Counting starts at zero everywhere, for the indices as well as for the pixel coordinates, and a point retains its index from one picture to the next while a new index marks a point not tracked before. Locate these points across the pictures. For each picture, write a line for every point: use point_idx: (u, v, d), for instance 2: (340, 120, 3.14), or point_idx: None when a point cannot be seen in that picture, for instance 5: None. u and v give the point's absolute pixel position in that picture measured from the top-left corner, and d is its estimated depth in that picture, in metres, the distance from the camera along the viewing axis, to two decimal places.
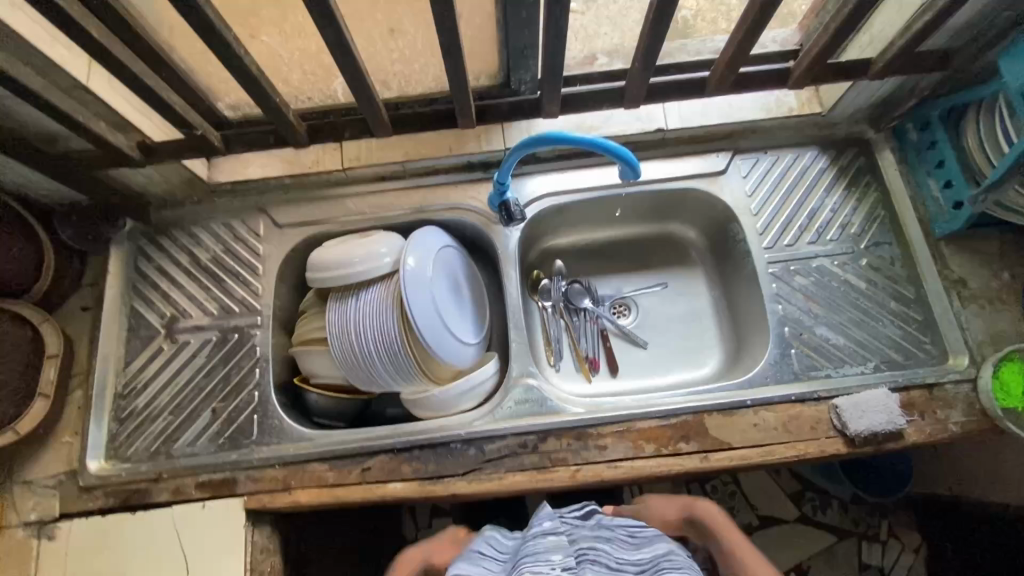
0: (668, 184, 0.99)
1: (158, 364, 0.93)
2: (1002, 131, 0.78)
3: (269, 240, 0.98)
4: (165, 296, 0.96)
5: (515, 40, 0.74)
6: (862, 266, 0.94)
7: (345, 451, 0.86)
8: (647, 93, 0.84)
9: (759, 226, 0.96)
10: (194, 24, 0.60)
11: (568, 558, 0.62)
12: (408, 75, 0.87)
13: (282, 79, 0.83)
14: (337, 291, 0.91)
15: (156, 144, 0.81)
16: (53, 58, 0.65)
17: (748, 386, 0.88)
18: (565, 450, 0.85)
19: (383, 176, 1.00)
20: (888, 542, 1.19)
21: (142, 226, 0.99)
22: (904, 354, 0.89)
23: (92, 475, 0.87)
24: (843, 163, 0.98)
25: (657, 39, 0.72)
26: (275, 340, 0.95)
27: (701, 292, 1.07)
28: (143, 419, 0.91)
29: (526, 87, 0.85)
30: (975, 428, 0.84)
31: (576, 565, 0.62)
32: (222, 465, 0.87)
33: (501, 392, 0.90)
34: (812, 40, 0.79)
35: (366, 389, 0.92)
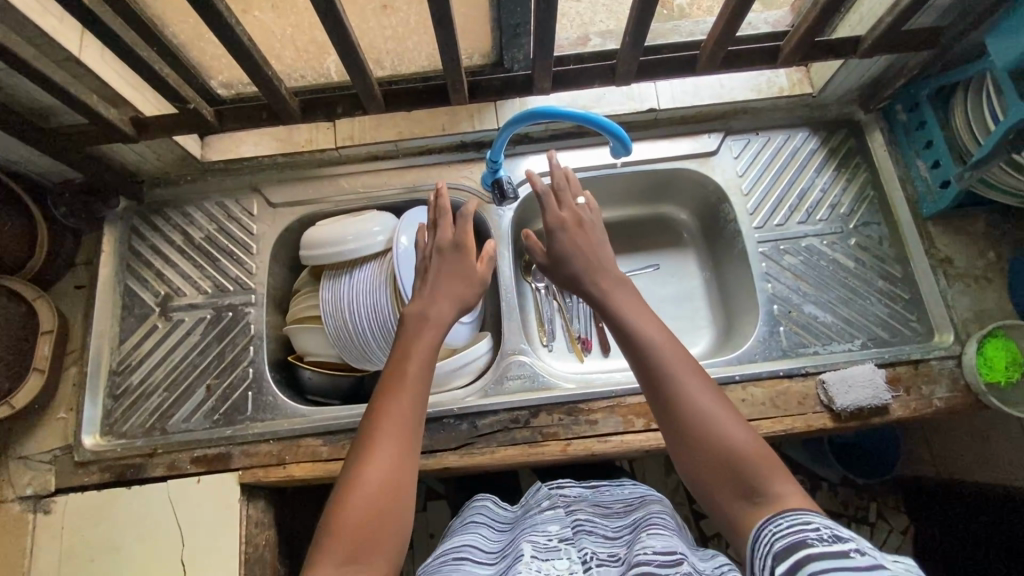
0: (659, 164, 0.99)
1: (152, 342, 0.94)
2: (989, 109, 0.79)
3: (263, 219, 0.98)
4: (158, 274, 0.97)
5: (507, 19, 0.76)
6: (851, 245, 0.95)
7: (339, 426, 0.87)
8: (638, 71, 0.85)
9: (749, 206, 0.97)
10: None
11: (565, 528, 0.64)
12: (401, 53, 0.87)
13: (274, 56, 0.83)
14: (331, 270, 0.92)
15: (148, 119, 0.82)
16: (43, 28, 0.65)
17: (736, 363, 0.89)
18: (556, 425, 0.86)
19: (376, 156, 1.00)
20: (876, 523, 1.22)
21: (135, 205, 0.99)
22: (890, 332, 0.91)
23: (87, 450, 0.88)
24: (833, 144, 0.99)
25: (646, 15, 0.72)
26: (269, 319, 0.96)
27: (692, 274, 1.08)
28: (138, 396, 0.92)
29: (518, 65, 0.86)
30: (959, 403, 0.85)
31: (574, 534, 0.63)
32: (217, 440, 0.88)
33: (494, 369, 0.91)
34: (802, 18, 0.80)
35: (360, 367, 0.93)
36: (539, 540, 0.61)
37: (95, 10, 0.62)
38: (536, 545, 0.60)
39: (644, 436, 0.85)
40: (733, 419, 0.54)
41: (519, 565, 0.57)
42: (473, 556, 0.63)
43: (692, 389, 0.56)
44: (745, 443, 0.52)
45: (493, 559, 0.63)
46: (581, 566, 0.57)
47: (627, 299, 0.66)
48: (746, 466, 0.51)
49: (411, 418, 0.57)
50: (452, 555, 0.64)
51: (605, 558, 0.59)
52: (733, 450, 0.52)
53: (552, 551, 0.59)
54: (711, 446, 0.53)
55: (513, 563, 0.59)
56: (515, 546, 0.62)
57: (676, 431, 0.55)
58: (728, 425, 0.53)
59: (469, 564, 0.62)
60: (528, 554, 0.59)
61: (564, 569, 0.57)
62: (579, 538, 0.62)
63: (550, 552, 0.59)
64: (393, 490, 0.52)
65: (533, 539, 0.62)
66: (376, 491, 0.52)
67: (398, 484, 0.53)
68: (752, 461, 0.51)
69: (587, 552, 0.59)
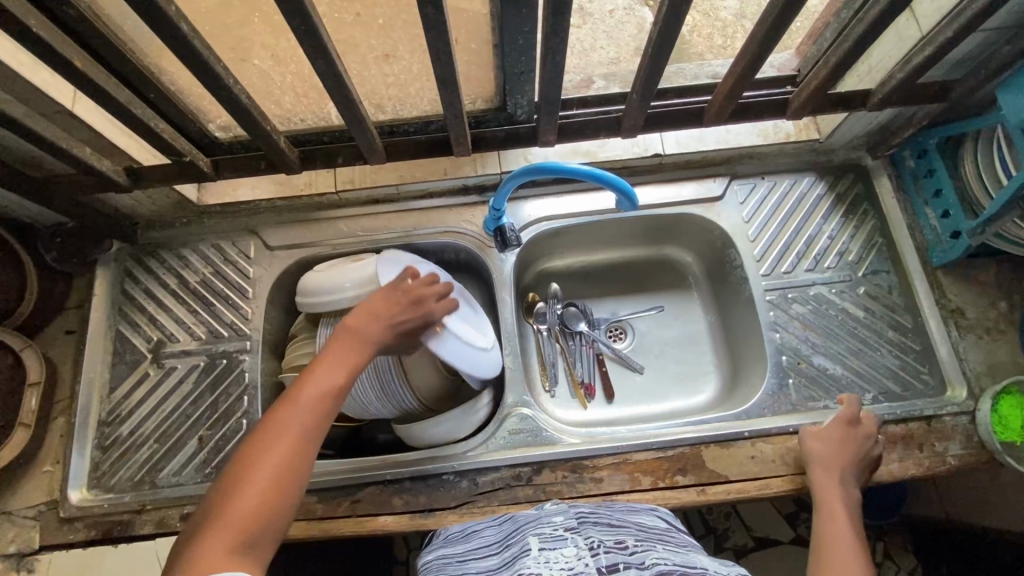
0: (663, 210, 0.98)
1: (144, 389, 0.91)
2: (1001, 163, 0.78)
3: (259, 262, 0.96)
4: (151, 320, 0.94)
5: (511, 66, 0.72)
6: (860, 294, 0.93)
7: (335, 483, 0.84)
8: (644, 123, 0.84)
9: (756, 253, 0.96)
10: (181, 54, 0.58)
11: (570, 520, 0.61)
12: (403, 99, 0.85)
13: (274, 102, 0.81)
14: (328, 318, 0.89)
15: (143, 169, 0.80)
16: (35, 84, 0.64)
17: (745, 417, 0.87)
18: (560, 482, 0.84)
19: (377, 199, 0.98)
20: (883, 564, 1.15)
21: (129, 247, 0.97)
22: (901, 385, 0.89)
23: (74, 505, 0.85)
24: (840, 189, 0.98)
25: (657, 70, 0.70)
26: (264, 366, 0.93)
27: (697, 316, 1.06)
28: (128, 447, 0.89)
29: (523, 111, 0.83)
30: (973, 461, 0.83)
31: (578, 523, 0.60)
32: (209, 496, 0.85)
33: (495, 422, 0.88)
34: (812, 71, 0.79)
35: (357, 416, 0.90)
36: (545, 531, 0.58)
37: (87, 72, 0.60)
38: (542, 537, 0.57)
39: (651, 495, 0.82)
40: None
41: (526, 558, 0.53)
42: (476, 555, 0.62)
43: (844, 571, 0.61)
44: None
45: (496, 553, 0.60)
46: (589, 554, 0.52)
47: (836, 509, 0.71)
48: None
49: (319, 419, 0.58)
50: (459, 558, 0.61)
51: (611, 545, 0.54)
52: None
53: (558, 542, 0.55)
54: None
55: (519, 556, 0.55)
56: (520, 537, 0.59)
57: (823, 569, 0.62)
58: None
59: (472, 563, 0.60)
60: (535, 547, 0.55)
61: (571, 557, 0.52)
62: (583, 528, 0.59)
63: (556, 542, 0.56)
64: (282, 486, 0.53)
65: (539, 531, 0.59)
66: (265, 486, 0.52)
67: (291, 483, 0.53)
68: None
69: (594, 540, 0.55)
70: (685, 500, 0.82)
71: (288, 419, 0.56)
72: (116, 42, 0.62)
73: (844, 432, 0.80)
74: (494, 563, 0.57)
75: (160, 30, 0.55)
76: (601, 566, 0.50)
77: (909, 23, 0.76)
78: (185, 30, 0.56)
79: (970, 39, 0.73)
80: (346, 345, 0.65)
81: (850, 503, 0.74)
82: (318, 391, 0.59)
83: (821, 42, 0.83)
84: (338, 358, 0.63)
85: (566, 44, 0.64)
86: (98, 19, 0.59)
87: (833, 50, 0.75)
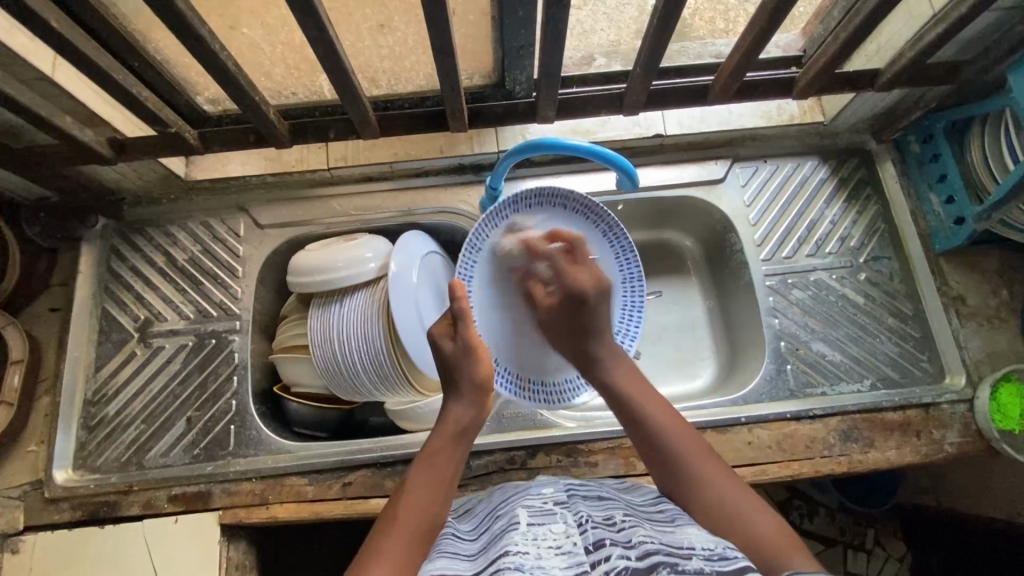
0: (664, 192, 0.96)
1: (131, 369, 0.89)
2: (1008, 147, 0.77)
3: (249, 241, 0.94)
4: (138, 298, 0.92)
5: (510, 40, 0.68)
6: (861, 280, 0.92)
7: (326, 464, 0.84)
8: (646, 100, 0.81)
9: (757, 237, 0.94)
10: (165, 16, 0.55)
11: (559, 492, 0.60)
12: (398, 73, 0.82)
13: (264, 73, 0.78)
14: (319, 298, 0.86)
15: (128, 140, 0.77)
16: (12, 47, 0.61)
17: (743, 402, 0.86)
18: (555, 466, 0.83)
19: (371, 177, 0.96)
20: (873, 551, 1.14)
21: (114, 223, 0.94)
22: (901, 372, 0.88)
23: (59, 486, 0.84)
24: (844, 173, 0.96)
25: (660, 43, 0.68)
26: (254, 347, 0.92)
27: (695, 302, 1.04)
28: (115, 427, 0.87)
29: (521, 88, 0.81)
30: (970, 449, 0.83)
31: (568, 497, 0.59)
32: (197, 478, 0.84)
33: (488, 405, 0.87)
34: (820, 49, 0.77)
35: (348, 398, 0.88)
36: (534, 503, 0.57)
37: (65, 34, 0.58)
38: (531, 509, 0.56)
39: (645, 479, 0.82)
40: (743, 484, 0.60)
41: (513, 533, 0.52)
42: (466, 528, 0.61)
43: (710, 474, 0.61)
44: (768, 528, 0.56)
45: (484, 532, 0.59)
46: (578, 531, 0.51)
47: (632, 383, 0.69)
48: (783, 554, 0.53)
49: (433, 517, 0.59)
50: (447, 535, 0.60)
51: (600, 521, 0.53)
52: (762, 534, 0.55)
53: (547, 516, 0.54)
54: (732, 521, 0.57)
55: (506, 530, 0.54)
56: (510, 509, 0.58)
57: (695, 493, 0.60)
58: (749, 497, 0.59)
59: (464, 538, 0.59)
60: (524, 521, 0.54)
61: (560, 535, 0.51)
62: (572, 502, 0.58)
63: (545, 517, 0.55)
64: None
65: (527, 503, 0.58)
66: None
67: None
68: (758, 530, 0.56)
69: (582, 515, 0.54)
70: None
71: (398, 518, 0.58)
72: (98, 4, 0.59)
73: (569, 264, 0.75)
74: (484, 538, 0.56)
75: None
76: (588, 544, 0.49)
77: (920, 1, 0.73)
78: None
79: (982, 17, 0.71)
80: (450, 437, 0.66)
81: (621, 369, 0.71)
82: (433, 485, 0.61)
83: (827, 21, 0.81)
84: (441, 454, 0.64)
85: (569, 13, 0.61)
86: None
87: (842, 27, 0.73)
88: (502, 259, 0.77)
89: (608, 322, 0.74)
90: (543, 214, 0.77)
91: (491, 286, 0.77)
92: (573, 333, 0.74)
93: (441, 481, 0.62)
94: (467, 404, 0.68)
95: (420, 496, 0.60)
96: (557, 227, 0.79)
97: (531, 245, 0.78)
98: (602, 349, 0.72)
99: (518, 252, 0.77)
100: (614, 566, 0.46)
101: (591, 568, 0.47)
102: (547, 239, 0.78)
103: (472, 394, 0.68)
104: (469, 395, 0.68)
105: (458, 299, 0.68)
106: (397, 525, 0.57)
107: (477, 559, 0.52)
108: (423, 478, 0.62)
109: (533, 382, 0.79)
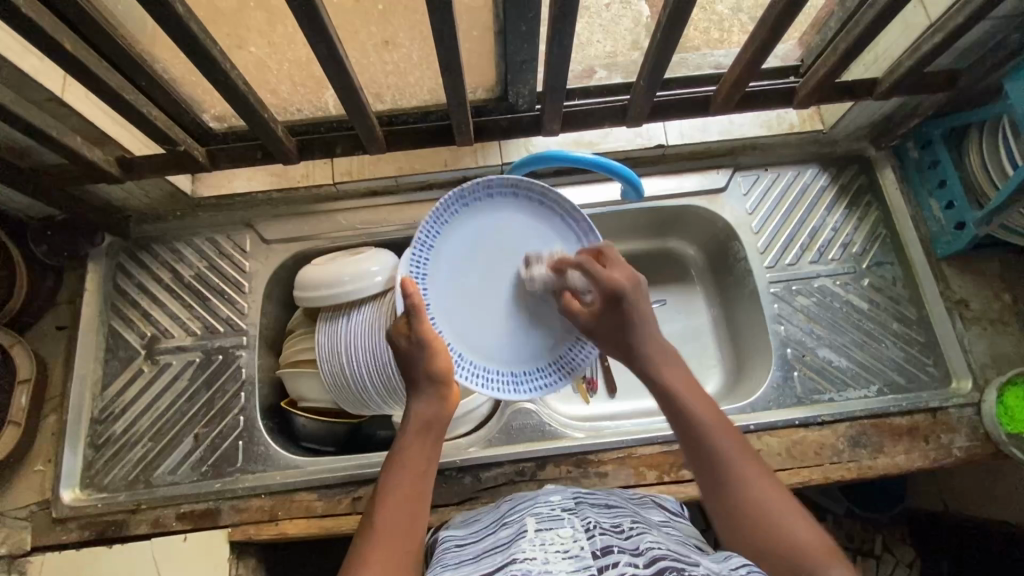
0: (667, 201, 0.96)
1: (138, 387, 0.89)
2: (1007, 153, 0.78)
3: (255, 256, 0.94)
4: (145, 315, 0.92)
5: (513, 55, 0.69)
6: (864, 286, 0.93)
7: (335, 479, 0.84)
8: (649, 112, 0.82)
9: (760, 245, 0.95)
10: (177, 37, 0.56)
11: (567, 500, 0.60)
12: (403, 88, 0.83)
13: (270, 90, 0.79)
14: (326, 312, 0.86)
15: (136, 159, 0.78)
16: (24, 69, 0.62)
17: (751, 410, 0.87)
18: (565, 477, 0.83)
19: (375, 191, 0.97)
20: (882, 557, 1.13)
21: (120, 240, 0.94)
22: (907, 377, 0.88)
23: (66, 506, 0.83)
24: (844, 181, 0.97)
25: (664, 57, 0.69)
26: (261, 362, 0.92)
27: (700, 310, 1.05)
28: (122, 446, 0.87)
29: (524, 101, 0.81)
30: (978, 453, 0.84)
31: (576, 504, 0.59)
32: (205, 495, 0.84)
33: (497, 416, 0.87)
34: (818, 60, 0.78)
35: (355, 412, 0.88)
36: (542, 511, 0.57)
37: (77, 55, 0.58)
38: (539, 517, 0.56)
39: (656, 488, 0.82)
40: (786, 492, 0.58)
41: (522, 540, 0.52)
42: (474, 535, 0.60)
43: (750, 480, 0.58)
44: (812, 542, 0.54)
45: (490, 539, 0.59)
46: (585, 536, 0.51)
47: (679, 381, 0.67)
48: (820, 562, 0.52)
49: (409, 520, 0.58)
50: (453, 541, 0.60)
51: (608, 527, 0.53)
52: (801, 542, 0.54)
53: (555, 522, 0.54)
54: (769, 527, 0.55)
55: (515, 537, 0.54)
56: (518, 517, 0.58)
57: (726, 496, 0.59)
58: (789, 505, 0.56)
59: (470, 544, 0.58)
60: (532, 528, 0.54)
61: (567, 539, 0.51)
62: (581, 509, 0.57)
63: (553, 523, 0.54)
64: None
65: (536, 511, 0.58)
66: None
67: None
68: (792, 541, 0.54)
69: (591, 522, 0.54)
70: (691, 494, 0.81)
71: (376, 530, 0.57)
72: (110, 27, 0.60)
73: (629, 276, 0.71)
74: (491, 544, 0.56)
75: (156, 11, 0.53)
76: (595, 548, 0.49)
77: (917, 11, 0.75)
78: (179, 10, 0.54)
79: (979, 26, 0.72)
80: (417, 437, 0.64)
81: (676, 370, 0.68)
82: (406, 489, 0.60)
83: (825, 32, 0.82)
84: (409, 454, 0.63)
85: (574, 28, 0.62)
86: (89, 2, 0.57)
87: (841, 38, 0.74)
88: (454, 249, 0.78)
89: (649, 313, 0.71)
90: (503, 206, 0.79)
91: (446, 282, 0.78)
92: (619, 334, 0.71)
93: (412, 482, 0.61)
94: (427, 400, 0.66)
95: (393, 503, 0.59)
96: (507, 218, 0.80)
97: (486, 237, 0.79)
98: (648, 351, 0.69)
99: (466, 248, 0.78)
100: (621, 570, 0.46)
101: (598, 572, 0.46)
102: (499, 233, 0.79)
103: (433, 390, 0.67)
104: (430, 391, 0.67)
105: (412, 295, 0.68)
106: (378, 538, 0.56)
107: (484, 564, 0.52)
108: (394, 484, 0.60)
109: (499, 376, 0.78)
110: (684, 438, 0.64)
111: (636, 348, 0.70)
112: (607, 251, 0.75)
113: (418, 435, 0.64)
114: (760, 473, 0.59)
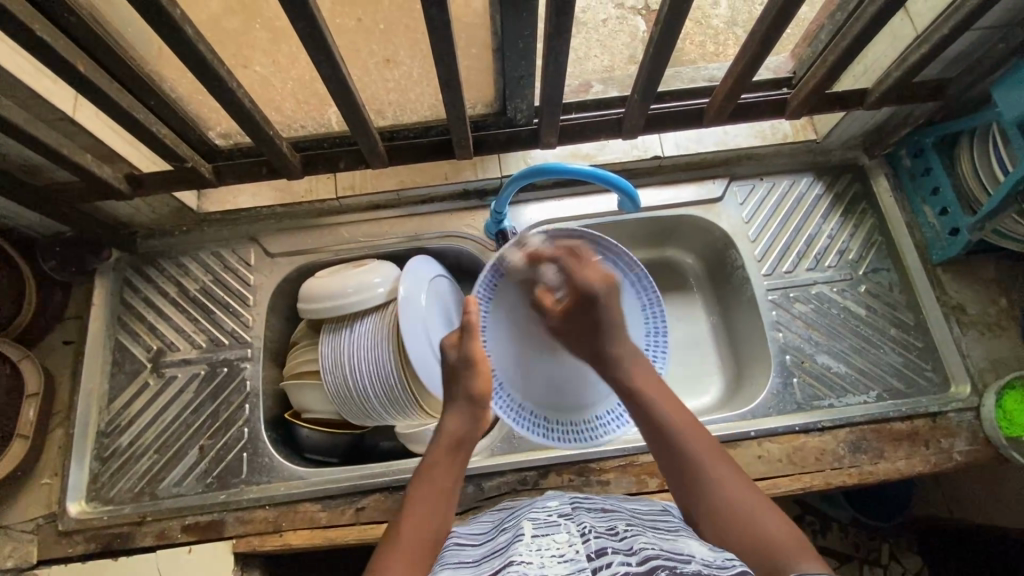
0: (665, 211, 0.98)
1: (144, 400, 0.90)
2: (997, 159, 0.79)
3: (260, 270, 0.95)
4: (151, 328, 0.93)
5: (511, 71, 0.71)
6: (861, 292, 0.94)
7: (339, 490, 0.84)
8: (644, 124, 0.84)
9: (757, 253, 0.96)
10: (186, 58, 0.58)
11: (563, 505, 0.60)
12: (404, 104, 0.85)
13: (275, 108, 0.81)
14: (331, 323, 0.87)
15: (144, 175, 0.80)
16: (37, 90, 0.64)
17: (750, 417, 0.87)
18: (567, 485, 0.83)
19: (377, 205, 0.98)
20: (889, 565, 1.12)
21: (127, 256, 0.96)
22: (906, 382, 0.89)
23: (72, 518, 0.84)
24: (839, 189, 0.98)
25: (656, 72, 0.71)
26: (266, 374, 0.93)
27: (699, 319, 1.06)
28: (128, 458, 0.88)
29: (522, 116, 0.83)
30: (979, 457, 0.84)
31: (573, 510, 0.59)
32: (210, 506, 0.84)
33: (499, 425, 0.88)
34: (809, 72, 0.80)
35: (359, 423, 0.89)
36: (539, 516, 0.58)
37: (90, 76, 0.61)
38: (536, 522, 0.56)
39: (659, 496, 0.82)
40: (759, 492, 0.59)
41: (518, 544, 0.53)
42: (471, 539, 0.61)
43: (721, 476, 0.60)
44: (781, 533, 0.54)
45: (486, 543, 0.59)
46: (580, 540, 0.51)
47: (650, 386, 0.70)
48: (789, 550, 0.52)
49: (437, 524, 0.60)
50: (450, 545, 0.60)
51: (603, 531, 0.53)
52: (770, 536, 0.54)
53: (551, 528, 0.55)
54: (740, 522, 0.55)
55: (512, 542, 0.54)
56: (516, 522, 0.59)
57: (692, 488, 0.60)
58: (758, 500, 0.57)
59: (468, 548, 0.59)
60: (529, 532, 0.55)
61: (564, 544, 0.51)
62: (577, 514, 0.58)
63: (549, 528, 0.55)
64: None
65: (533, 517, 0.58)
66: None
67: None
68: (763, 536, 0.54)
69: (586, 526, 0.54)
70: None
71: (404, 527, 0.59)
72: (121, 49, 0.62)
73: (597, 276, 0.77)
74: (489, 549, 0.56)
75: (166, 34, 0.55)
76: (591, 551, 0.50)
77: (903, 24, 0.77)
78: (189, 32, 0.56)
79: (963, 38, 0.74)
80: (448, 452, 0.66)
81: (645, 380, 0.71)
82: (433, 494, 0.62)
83: (815, 44, 0.83)
84: (439, 464, 0.65)
85: (568, 45, 0.64)
86: (100, 26, 0.59)
87: (829, 50, 0.76)
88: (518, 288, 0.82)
89: (619, 315, 0.75)
90: None
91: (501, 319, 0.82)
92: (586, 333, 0.75)
93: (441, 491, 0.63)
94: (462, 415, 0.69)
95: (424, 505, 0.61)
96: None
97: None
98: (614, 348, 0.73)
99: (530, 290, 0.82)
100: (614, 571, 0.46)
101: (592, 573, 0.47)
102: None
103: (467, 407, 0.69)
104: (465, 408, 0.69)
105: (470, 313, 0.73)
106: (405, 534, 0.58)
107: (482, 568, 0.52)
108: (421, 488, 0.63)
109: (538, 420, 0.82)
110: (654, 439, 0.66)
111: (602, 347, 0.74)
112: (583, 251, 0.79)
113: (448, 450, 0.66)
114: (731, 471, 0.61)
